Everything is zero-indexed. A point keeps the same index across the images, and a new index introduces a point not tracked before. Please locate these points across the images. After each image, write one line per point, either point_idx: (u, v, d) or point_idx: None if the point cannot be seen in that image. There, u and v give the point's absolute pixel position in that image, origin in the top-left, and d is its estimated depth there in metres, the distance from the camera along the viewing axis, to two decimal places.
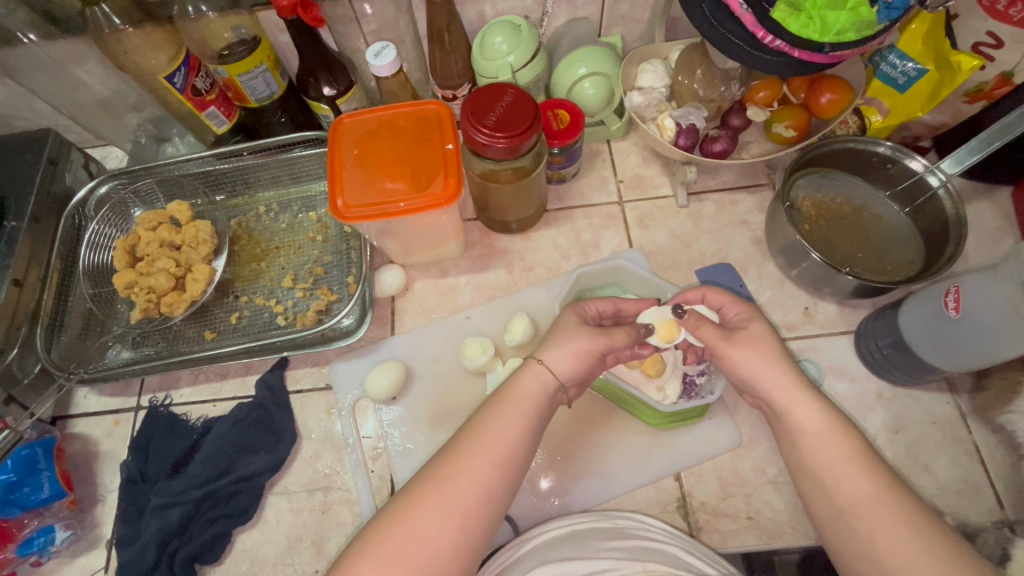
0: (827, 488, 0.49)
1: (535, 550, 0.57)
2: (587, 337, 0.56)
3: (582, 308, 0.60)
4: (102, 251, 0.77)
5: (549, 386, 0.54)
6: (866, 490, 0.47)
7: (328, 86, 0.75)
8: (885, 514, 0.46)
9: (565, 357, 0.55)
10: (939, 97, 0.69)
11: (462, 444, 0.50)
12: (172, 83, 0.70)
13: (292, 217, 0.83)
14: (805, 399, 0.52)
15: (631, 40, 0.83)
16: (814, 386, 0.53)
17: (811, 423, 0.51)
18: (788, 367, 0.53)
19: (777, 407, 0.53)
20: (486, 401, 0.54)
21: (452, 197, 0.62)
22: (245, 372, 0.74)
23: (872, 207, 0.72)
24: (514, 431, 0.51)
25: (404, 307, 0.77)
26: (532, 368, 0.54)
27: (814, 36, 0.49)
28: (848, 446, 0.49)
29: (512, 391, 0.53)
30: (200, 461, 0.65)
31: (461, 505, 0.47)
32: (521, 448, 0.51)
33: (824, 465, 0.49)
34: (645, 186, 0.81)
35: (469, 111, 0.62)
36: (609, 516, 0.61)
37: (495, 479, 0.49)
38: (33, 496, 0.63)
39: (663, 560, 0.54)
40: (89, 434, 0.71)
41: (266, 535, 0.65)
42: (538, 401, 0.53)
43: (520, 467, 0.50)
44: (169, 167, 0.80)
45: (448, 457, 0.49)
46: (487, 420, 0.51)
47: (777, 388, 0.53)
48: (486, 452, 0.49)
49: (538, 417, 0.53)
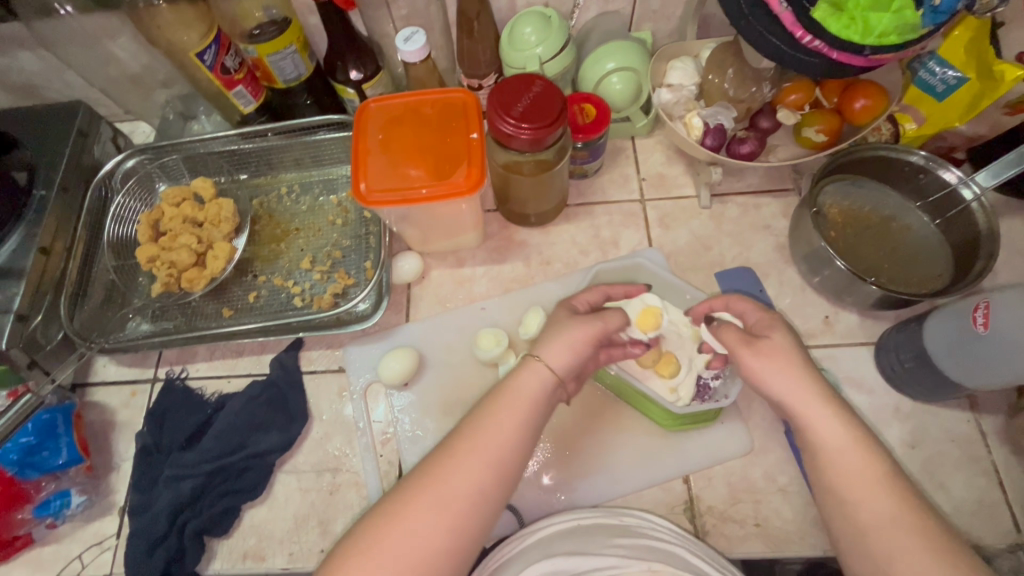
0: (845, 507, 0.48)
1: (537, 543, 0.57)
2: (583, 326, 0.56)
3: (573, 301, 0.61)
4: (127, 223, 0.79)
5: (547, 381, 0.53)
6: (885, 512, 0.46)
7: (356, 70, 0.75)
8: (900, 537, 0.45)
9: (561, 350, 0.54)
10: (978, 107, 0.67)
11: (455, 445, 0.50)
12: (203, 60, 0.70)
13: (313, 199, 0.83)
14: (829, 415, 0.50)
15: (661, 37, 0.82)
16: (841, 401, 0.51)
17: (835, 438, 0.49)
18: (812, 379, 0.51)
19: (800, 422, 0.51)
20: (485, 397, 0.54)
21: (474, 186, 0.62)
22: (261, 350, 0.75)
23: (901, 218, 0.70)
24: (508, 430, 0.50)
25: (420, 294, 0.77)
26: (531, 365, 0.54)
27: (855, 37, 0.48)
28: (868, 463, 0.48)
29: (510, 387, 0.53)
30: (214, 436, 0.66)
31: (451, 506, 0.47)
32: (518, 447, 0.50)
33: (843, 483, 0.48)
34: (668, 185, 0.80)
35: (495, 101, 0.61)
36: (618, 513, 0.61)
37: (488, 478, 0.48)
38: (51, 460, 0.65)
39: (667, 560, 0.53)
40: (106, 403, 0.73)
41: (274, 512, 0.66)
42: (537, 399, 0.52)
43: (515, 468, 0.50)
44: (195, 144, 0.81)
45: (440, 458, 0.49)
46: (482, 419, 0.51)
47: (800, 403, 0.51)
48: (480, 451, 0.49)
49: (535, 415, 0.52)
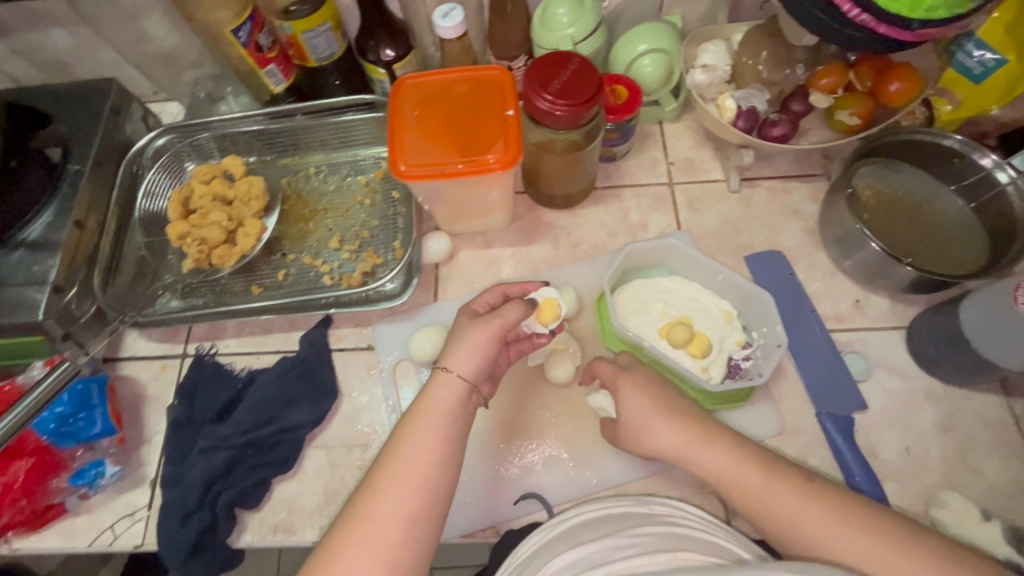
0: (760, 518, 0.51)
1: (567, 531, 0.58)
2: (483, 328, 0.57)
3: (473, 305, 0.61)
4: (157, 199, 0.79)
5: (461, 390, 0.54)
6: (791, 507, 0.50)
7: (389, 49, 0.75)
8: (817, 517, 0.49)
9: (468, 358, 0.55)
10: (1015, 90, 0.67)
11: (376, 478, 0.49)
12: (237, 37, 0.70)
13: (341, 180, 0.83)
14: (710, 447, 0.54)
15: (691, 21, 0.82)
16: (711, 424, 0.56)
17: (727, 468, 0.53)
18: (671, 416, 0.56)
19: (688, 462, 0.55)
20: (398, 425, 0.53)
21: (509, 164, 0.62)
22: (289, 328, 0.75)
23: (936, 202, 0.70)
24: (428, 450, 0.50)
25: (448, 275, 0.77)
26: (440, 379, 0.54)
27: (903, 11, 0.47)
28: (755, 473, 0.52)
29: (422, 406, 0.53)
30: (246, 410, 0.67)
31: (385, 540, 0.46)
32: (439, 464, 0.50)
33: (748, 496, 0.52)
34: (696, 169, 0.80)
35: (533, 77, 0.61)
36: (646, 502, 0.61)
37: (416, 503, 0.48)
38: (86, 430, 0.65)
39: (696, 547, 0.52)
40: (137, 377, 0.73)
41: (304, 486, 0.66)
42: (453, 410, 0.53)
43: (444, 487, 0.50)
44: (224, 124, 0.81)
45: (364, 495, 0.48)
46: (399, 446, 0.51)
47: (687, 446, 0.55)
48: (401, 479, 0.49)
49: (453, 426, 0.52)
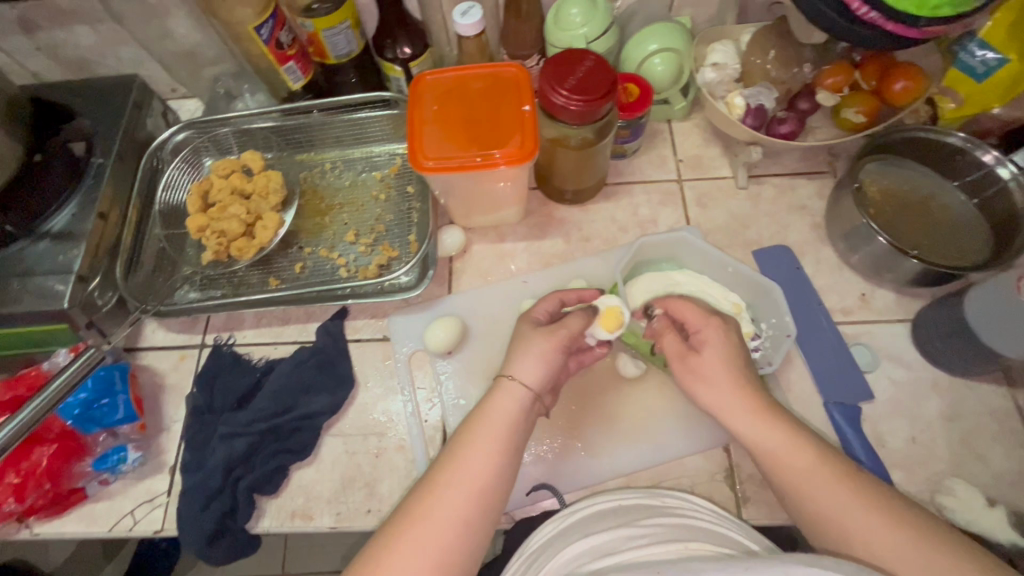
0: (797, 495, 0.52)
1: (579, 522, 0.59)
2: (549, 337, 0.59)
3: (533, 314, 0.62)
4: (178, 192, 0.82)
5: (523, 399, 0.56)
6: (834, 490, 0.50)
7: (406, 47, 0.77)
8: (856, 512, 0.49)
9: (532, 368, 0.57)
10: (1016, 90, 0.68)
11: (436, 477, 0.52)
12: (260, 34, 0.72)
13: (356, 175, 0.85)
14: (768, 425, 0.54)
15: (700, 22, 0.84)
16: (771, 404, 0.56)
17: (781, 453, 0.53)
18: (738, 393, 0.56)
19: (737, 431, 0.56)
20: (459, 428, 0.56)
21: (525, 157, 0.63)
22: (306, 319, 0.77)
23: (940, 197, 0.71)
24: (486, 453, 0.53)
25: (462, 268, 0.79)
26: (503, 386, 0.57)
27: (909, 9, 0.49)
28: (808, 453, 0.53)
29: (484, 413, 0.55)
30: (267, 396, 0.68)
31: (438, 537, 0.48)
32: (497, 473, 0.52)
33: (788, 474, 0.53)
34: (705, 167, 0.82)
35: (548, 73, 0.63)
36: (656, 494, 0.62)
37: (471, 509, 0.50)
38: (109, 416, 0.66)
39: (705, 539, 0.53)
40: (155, 366, 0.74)
41: (321, 473, 0.68)
42: (514, 417, 0.55)
43: (498, 490, 0.52)
44: (243, 120, 0.83)
45: (424, 491, 0.51)
46: (459, 448, 0.53)
47: (740, 422, 0.55)
48: (457, 483, 0.51)
49: (514, 434, 0.55)
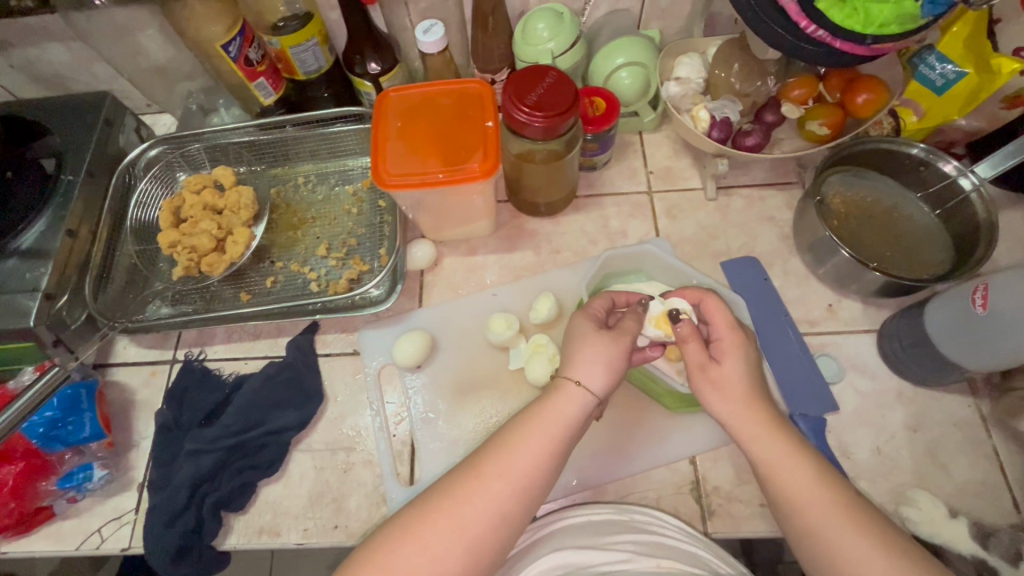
0: (788, 514, 0.50)
1: (551, 535, 0.60)
2: (617, 343, 0.57)
3: (591, 309, 0.62)
4: (150, 208, 0.81)
5: (586, 404, 0.55)
6: (825, 509, 0.48)
7: (374, 63, 0.77)
8: (848, 537, 0.46)
9: (597, 373, 0.55)
10: (977, 100, 0.69)
11: (484, 461, 0.51)
12: (227, 51, 0.73)
13: (329, 189, 0.85)
14: (774, 435, 0.52)
15: (669, 34, 0.85)
16: (782, 421, 0.53)
17: (789, 473, 0.50)
18: (759, 401, 0.53)
19: (743, 444, 0.53)
20: (515, 417, 0.55)
21: (488, 172, 0.64)
22: (277, 334, 0.77)
23: (903, 208, 0.72)
24: (539, 450, 0.51)
25: (433, 281, 0.79)
26: (567, 388, 0.55)
27: (857, 27, 0.50)
28: (807, 474, 0.50)
29: (546, 410, 0.54)
30: (233, 412, 0.68)
31: (476, 527, 0.48)
32: (545, 470, 0.51)
33: (793, 492, 0.49)
34: (675, 178, 0.82)
35: (510, 90, 0.63)
36: (625, 509, 0.62)
37: (512, 504, 0.49)
38: (75, 433, 0.67)
39: (676, 556, 0.54)
40: (126, 382, 0.74)
41: (289, 489, 0.68)
42: (573, 421, 0.54)
43: (540, 488, 0.51)
44: (216, 135, 0.83)
45: (469, 474, 0.50)
46: (513, 439, 0.52)
47: (750, 432, 0.53)
48: (505, 475, 0.50)
49: (569, 439, 0.53)
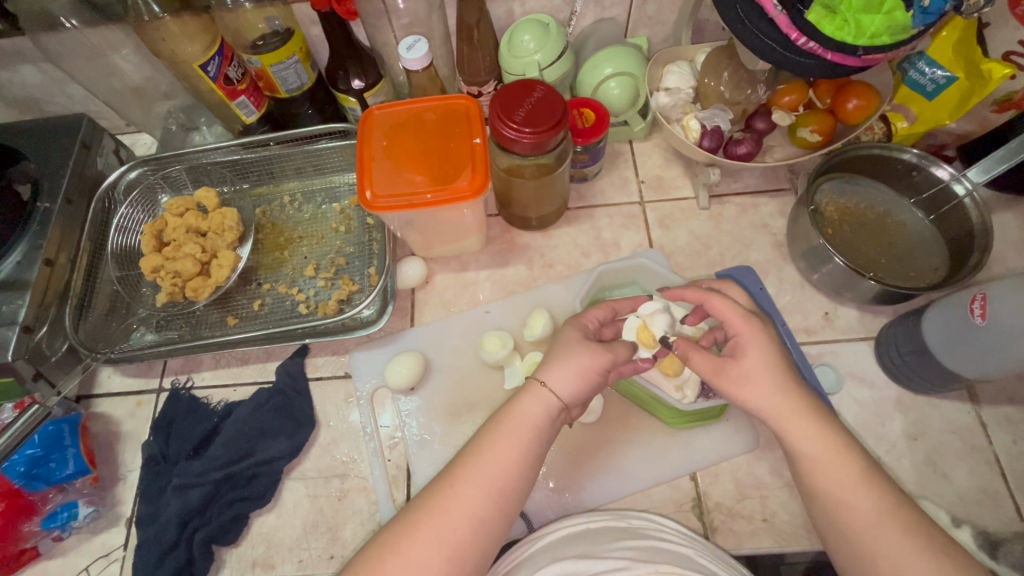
0: (828, 510, 0.49)
1: (548, 546, 0.56)
2: (589, 352, 0.55)
3: (583, 320, 0.60)
4: (131, 234, 0.78)
5: (551, 408, 0.53)
6: (869, 507, 0.47)
7: (358, 79, 0.76)
8: (892, 533, 0.46)
9: (567, 377, 0.54)
10: (967, 106, 0.70)
11: (457, 471, 0.50)
12: (206, 71, 0.71)
13: (316, 207, 0.83)
14: (812, 425, 0.50)
15: (657, 41, 0.84)
16: (822, 408, 0.52)
17: (836, 473, 0.49)
18: (795, 388, 0.52)
19: (783, 433, 0.51)
20: (483, 425, 0.53)
21: (477, 191, 0.63)
22: (266, 358, 0.75)
23: (896, 214, 0.72)
24: (511, 455, 0.50)
25: (424, 299, 0.78)
26: (533, 390, 0.53)
27: (849, 38, 0.50)
28: (851, 467, 0.49)
29: (511, 415, 0.52)
30: (222, 444, 0.66)
31: (454, 536, 0.46)
32: (519, 474, 0.50)
33: (830, 485, 0.49)
34: (666, 187, 0.82)
35: (497, 104, 0.62)
36: (625, 516, 0.61)
37: (489, 508, 0.48)
38: (58, 472, 0.65)
39: (674, 560, 0.52)
40: (111, 414, 0.72)
41: (282, 519, 0.66)
42: (537, 424, 0.52)
43: (517, 493, 0.50)
44: (199, 154, 0.81)
45: (443, 484, 0.49)
46: (482, 445, 0.51)
47: (782, 419, 0.51)
48: (479, 480, 0.49)
49: (536, 441, 0.52)
